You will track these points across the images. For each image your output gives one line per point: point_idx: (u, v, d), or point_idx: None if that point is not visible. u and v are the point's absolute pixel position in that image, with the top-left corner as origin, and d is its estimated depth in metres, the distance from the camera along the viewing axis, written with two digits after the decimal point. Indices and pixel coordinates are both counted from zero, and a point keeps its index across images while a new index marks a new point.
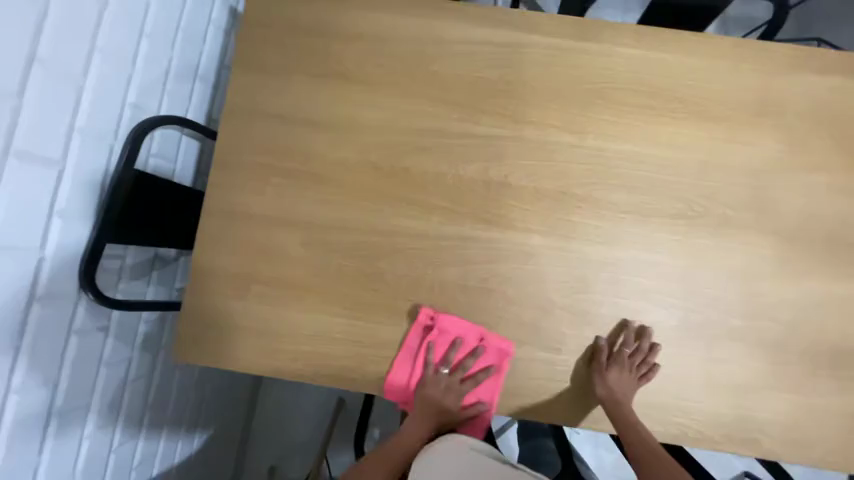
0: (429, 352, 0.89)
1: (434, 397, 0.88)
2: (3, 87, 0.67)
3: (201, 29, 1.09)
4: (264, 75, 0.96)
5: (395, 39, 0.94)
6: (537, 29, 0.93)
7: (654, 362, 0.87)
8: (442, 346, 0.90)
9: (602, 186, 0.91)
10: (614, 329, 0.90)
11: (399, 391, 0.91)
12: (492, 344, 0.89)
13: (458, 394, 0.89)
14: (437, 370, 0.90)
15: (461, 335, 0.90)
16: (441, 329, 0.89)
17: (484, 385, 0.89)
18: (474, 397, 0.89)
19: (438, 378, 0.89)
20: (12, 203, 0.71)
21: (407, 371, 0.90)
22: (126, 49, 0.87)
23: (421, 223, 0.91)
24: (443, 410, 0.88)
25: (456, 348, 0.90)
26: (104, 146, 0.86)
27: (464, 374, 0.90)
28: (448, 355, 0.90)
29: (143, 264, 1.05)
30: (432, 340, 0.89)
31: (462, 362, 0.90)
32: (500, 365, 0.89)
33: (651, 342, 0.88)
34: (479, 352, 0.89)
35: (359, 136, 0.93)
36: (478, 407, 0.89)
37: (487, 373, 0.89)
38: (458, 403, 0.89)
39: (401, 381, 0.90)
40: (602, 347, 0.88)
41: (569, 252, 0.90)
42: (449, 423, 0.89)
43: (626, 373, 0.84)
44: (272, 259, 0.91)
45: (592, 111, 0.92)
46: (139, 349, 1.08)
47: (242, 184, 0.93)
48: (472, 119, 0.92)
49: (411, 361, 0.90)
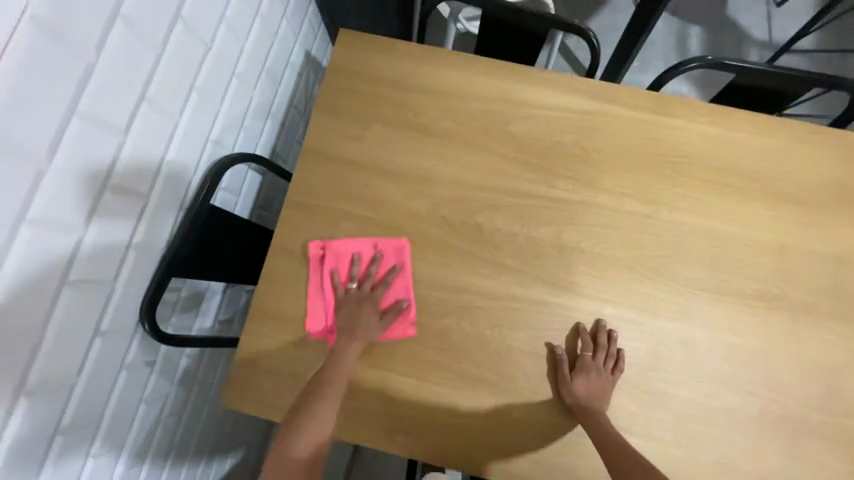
0: (333, 275, 0.89)
1: (352, 313, 0.87)
2: (113, 124, 0.68)
3: (279, 71, 1.15)
4: (343, 120, 0.97)
5: (476, 98, 0.97)
6: (615, 99, 0.96)
7: (616, 355, 0.84)
8: (343, 269, 0.90)
9: (678, 260, 0.89)
10: (569, 335, 0.87)
11: (322, 321, 0.88)
12: (387, 247, 0.91)
13: (374, 303, 0.88)
14: (347, 288, 0.89)
15: (356, 251, 0.91)
16: (335, 253, 0.90)
17: (395, 287, 0.89)
18: (392, 299, 0.89)
19: (349, 296, 0.88)
20: (98, 236, 0.70)
21: (323, 300, 0.89)
22: (217, 89, 0.91)
23: (492, 282, 0.89)
24: (363, 321, 0.86)
25: (356, 263, 0.90)
26: (184, 181, 0.87)
27: (373, 282, 0.89)
28: (351, 273, 0.90)
29: (196, 297, 1.03)
30: (331, 266, 0.90)
31: (367, 272, 0.90)
32: (403, 262, 0.90)
33: (609, 335, 0.85)
34: (378, 257, 0.90)
35: (433, 188, 0.93)
36: (400, 305, 0.87)
37: (395, 273, 0.89)
38: (376, 310, 0.87)
39: (321, 310, 0.89)
40: (560, 357, 0.84)
41: (643, 326, 0.86)
42: (374, 333, 0.86)
43: (592, 379, 0.82)
44: (334, 307, 0.89)
45: (668, 183, 0.92)
46: (177, 384, 1.03)
47: (311, 227, 0.92)
48: (547, 182, 0.93)
49: (322, 293, 0.89)
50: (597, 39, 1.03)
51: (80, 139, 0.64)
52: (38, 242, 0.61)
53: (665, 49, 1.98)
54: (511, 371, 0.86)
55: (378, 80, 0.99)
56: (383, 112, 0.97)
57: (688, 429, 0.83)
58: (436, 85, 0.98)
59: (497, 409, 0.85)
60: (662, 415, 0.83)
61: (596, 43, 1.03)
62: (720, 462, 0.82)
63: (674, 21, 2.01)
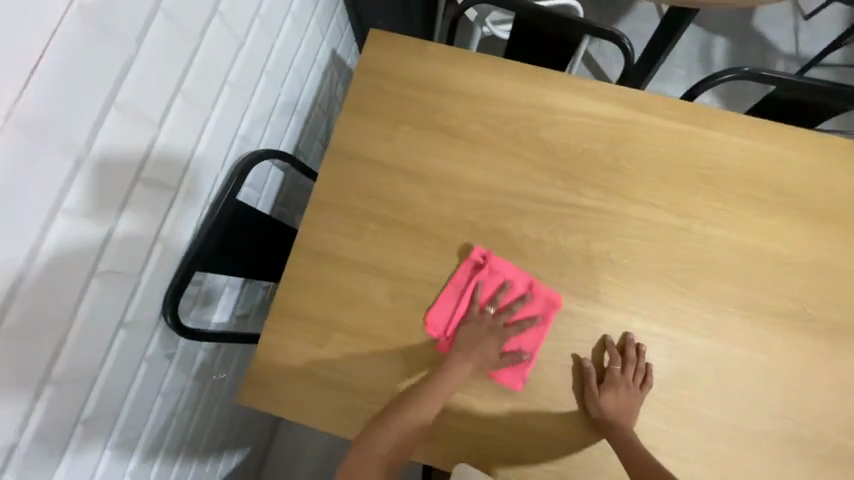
0: (479, 289, 0.87)
1: (477, 335, 0.85)
2: (148, 116, 0.68)
3: (307, 68, 1.15)
4: (371, 119, 0.96)
5: (506, 103, 0.96)
6: (648, 108, 0.94)
7: (645, 370, 0.82)
8: (490, 287, 0.88)
9: (708, 275, 0.87)
10: (597, 347, 0.85)
11: (442, 324, 0.87)
12: (541, 294, 0.87)
13: (500, 338, 0.85)
14: (482, 310, 0.87)
15: (511, 280, 0.88)
16: (491, 268, 0.88)
17: (528, 336, 0.85)
18: (516, 345, 0.85)
19: (483, 318, 0.87)
20: (129, 227, 0.70)
21: (451, 306, 0.88)
22: (248, 84, 0.91)
23: (517, 290, 0.87)
24: (484, 349, 0.84)
25: (505, 290, 0.87)
26: (212, 175, 0.87)
27: (509, 318, 0.87)
28: (494, 296, 0.88)
29: (216, 290, 1.04)
30: (480, 279, 0.88)
31: (509, 306, 0.87)
32: (546, 316, 0.86)
33: (637, 350, 0.83)
34: (527, 297, 0.86)
35: (460, 192, 0.92)
36: (521, 356, 0.83)
37: (533, 323, 0.85)
38: (500, 346, 0.85)
39: (444, 314, 0.87)
40: (589, 369, 0.83)
41: (670, 340, 0.84)
42: (488, 364, 0.84)
43: (621, 394, 0.80)
44: (356, 308, 0.88)
45: (700, 196, 0.90)
46: (193, 378, 1.03)
47: (336, 226, 0.92)
48: (576, 189, 0.91)
49: (455, 297, 0.88)
50: (631, 45, 1.02)
51: (118, 129, 0.64)
52: (72, 230, 0.61)
53: (689, 59, 1.95)
54: (533, 381, 0.84)
55: (407, 81, 0.98)
56: (412, 113, 0.96)
57: (715, 450, 0.80)
58: (466, 88, 0.97)
59: (517, 419, 0.83)
60: (689, 433, 0.81)
61: (629, 50, 1.02)
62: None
63: (699, 32, 1.98)
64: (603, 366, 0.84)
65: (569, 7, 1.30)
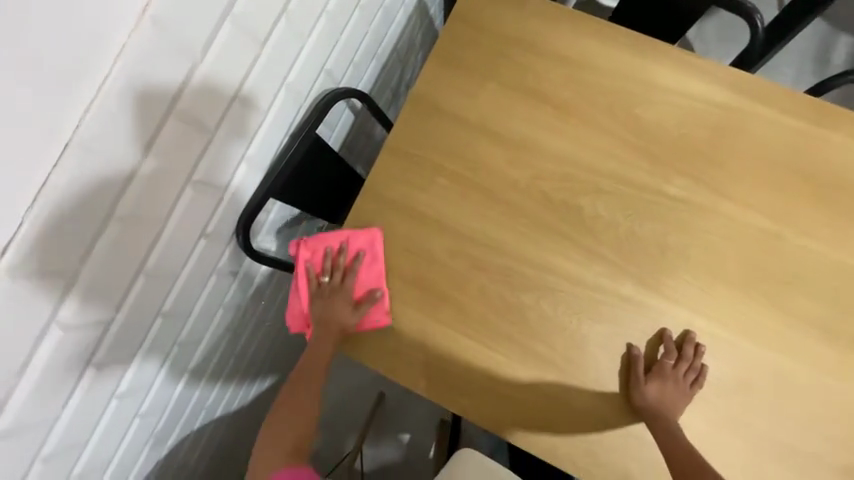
0: (308, 267, 0.88)
1: (323, 307, 0.86)
2: (256, 33, 0.69)
3: (395, 11, 1.12)
4: (459, 71, 0.93)
5: (603, 73, 0.90)
6: (764, 99, 0.86)
7: (700, 369, 0.79)
8: (316, 260, 0.88)
9: (792, 289, 0.81)
10: (651, 338, 0.83)
11: (300, 314, 0.89)
12: (359, 240, 0.89)
13: (346, 294, 0.87)
14: (320, 281, 0.88)
15: (331, 243, 0.89)
16: (309, 246, 0.88)
17: (366, 275, 0.89)
18: (365, 290, 0.88)
19: (322, 289, 0.87)
20: (223, 143, 0.73)
21: (299, 297, 0.89)
22: (342, 17, 0.90)
23: (580, 269, 0.85)
24: (337, 314, 0.86)
25: (327, 255, 0.88)
26: (297, 104, 0.87)
27: (343, 273, 0.88)
28: (324, 265, 0.88)
29: (280, 221, 1.07)
30: (306, 258, 0.88)
31: (335, 264, 0.88)
32: (367, 249, 0.89)
33: (695, 349, 0.80)
34: (345, 248, 0.88)
35: (538, 160, 0.89)
36: (373, 295, 0.87)
37: (360, 260, 0.88)
38: (350, 299, 0.87)
39: (300, 303, 0.89)
40: (638, 357, 0.81)
41: (736, 347, 0.80)
42: (347, 322, 0.86)
43: (671, 387, 0.79)
44: (416, 259, 0.89)
45: (803, 202, 0.83)
46: (249, 298, 1.09)
47: (407, 175, 0.92)
48: (663, 175, 0.86)
49: (300, 282, 0.88)
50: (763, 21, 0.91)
51: (228, 41, 0.65)
52: (178, 134, 0.64)
53: (802, 57, 1.72)
54: (582, 361, 0.83)
55: (502, 36, 0.93)
56: (502, 72, 0.92)
57: (761, 463, 0.78)
58: (564, 51, 0.91)
59: (557, 395, 0.83)
60: (735, 441, 0.79)
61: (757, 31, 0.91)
62: None
63: (821, 28, 1.74)
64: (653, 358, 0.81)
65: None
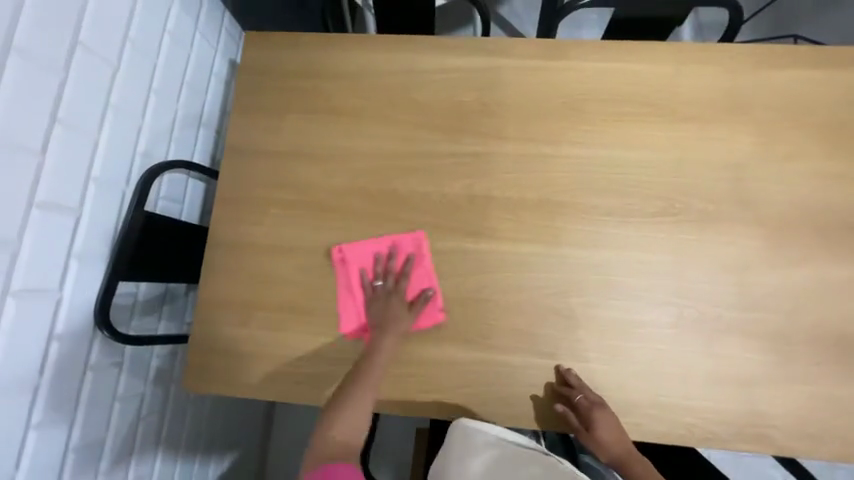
0: (361, 274, 0.95)
1: (382, 307, 0.93)
2: (27, 146, 0.76)
3: (204, 82, 1.20)
4: (260, 114, 1.04)
5: (379, 74, 1.03)
6: (509, 52, 1.02)
7: (593, 395, 0.85)
8: (368, 267, 0.95)
9: (581, 193, 0.94)
10: (555, 380, 0.89)
11: (354, 321, 0.94)
12: (405, 244, 0.95)
13: (400, 295, 0.93)
14: (373, 286, 0.94)
15: (378, 250, 0.96)
16: (349, 257, 0.96)
17: (417, 276, 0.94)
18: (416, 291, 0.94)
19: (377, 293, 0.94)
20: (34, 249, 0.79)
21: (352, 303, 0.94)
22: (136, 105, 0.98)
23: (412, 240, 0.95)
24: (392, 314, 0.92)
25: (379, 261, 0.95)
26: (115, 192, 0.94)
27: (395, 276, 0.94)
28: (375, 270, 0.95)
29: (155, 299, 1.10)
30: (357, 266, 0.95)
31: (395, 270, 0.95)
32: (418, 253, 0.95)
33: (578, 380, 0.86)
34: (396, 252, 0.95)
35: (349, 163, 1.00)
36: (426, 294, 0.92)
37: (410, 262, 0.94)
38: (403, 300, 0.93)
39: (352, 312, 0.94)
40: (563, 410, 0.85)
41: (555, 256, 0.92)
42: (404, 320, 0.91)
43: (600, 421, 0.83)
44: (273, 285, 0.96)
45: (565, 121, 0.98)
46: (152, 383, 1.10)
47: (244, 216, 0.99)
48: (452, 139, 0.99)
49: (350, 293, 0.95)
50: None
51: None
52: None
53: None
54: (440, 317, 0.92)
55: (286, 73, 1.05)
56: (296, 101, 1.04)
57: (609, 345, 0.89)
58: (342, 67, 1.04)
59: (431, 356, 0.91)
60: (581, 334, 0.89)
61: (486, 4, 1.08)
62: (644, 371, 0.87)
63: None
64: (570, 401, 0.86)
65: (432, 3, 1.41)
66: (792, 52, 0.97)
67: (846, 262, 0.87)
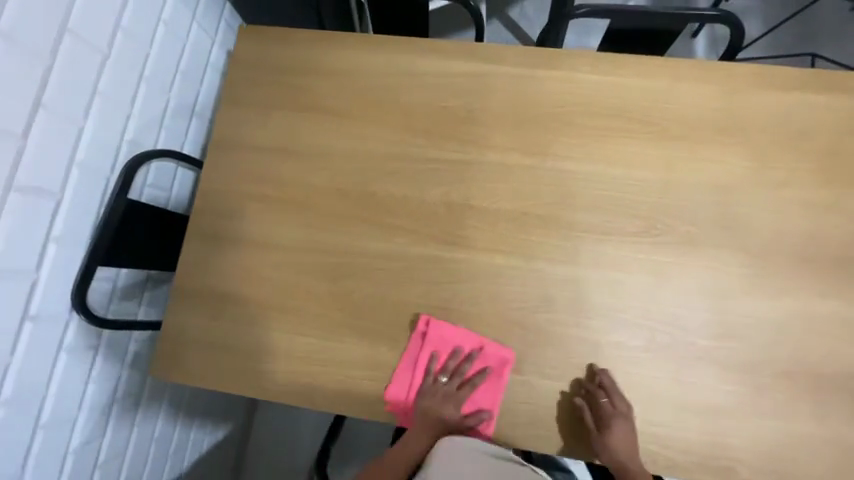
0: (430, 360, 0.89)
1: (435, 406, 0.87)
2: (8, 130, 0.78)
3: (198, 72, 1.21)
4: (247, 108, 1.04)
5: (367, 74, 1.02)
6: (500, 58, 0.99)
7: (617, 399, 0.83)
8: (442, 355, 0.90)
9: (562, 208, 0.93)
10: (586, 376, 0.87)
11: (400, 404, 0.90)
12: (491, 355, 0.89)
13: (460, 400, 0.88)
14: (437, 379, 0.89)
15: (460, 345, 0.90)
16: (439, 337, 0.90)
17: (482, 395, 0.88)
18: (474, 406, 0.88)
19: (438, 389, 0.88)
20: (11, 231, 0.80)
21: (404, 384, 0.90)
22: (124, 93, 0.99)
23: (387, 245, 0.95)
24: (443, 417, 0.87)
25: (455, 356, 0.89)
26: (99, 179, 0.95)
27: (461, 380, 0.89)
28: (447, 364, 0.90)
29: (136, 285, 1.11)
30: (431, 347, 0.89)
31: (463, 371, 0.89)
32: (496, 368, 0.88)
33: (608, 381, 0.84)
34: (477, 356, 0.89)
35: (330, 163, 0.99)
36: (481, 416, 0.86)
37: (485, 376, 0.88)
38: (461, 410, 0.87)
39: (398, 394, 0.90)
40: (584, 408, 0.84)
41: (529, 270, 0.91)
42: (452, 429, 0.86)
43: (616, 427, 0.81)
44: (247, 280, 0.97)
45: (551, 133, 0.96)
46: (129, 367, 1.12)
47: (224, 209, 1.00)
48: (435, 145, 0.98)
49: (410, 371, 0.90)
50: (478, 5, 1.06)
51: None
52: None
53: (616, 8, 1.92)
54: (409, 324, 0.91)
55: (275, 69, 1.05)
56: (284, 97, 1.03)
57: (577, 364, 0.87)
58: (330, 65, 1.03)
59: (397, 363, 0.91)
60: (549, 351, 0.88)
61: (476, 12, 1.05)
62: None
63: None
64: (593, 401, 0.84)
65: (431, 4, 1.39)
66: (792, 75, 0.93)
67: (826, 297, 0.85)
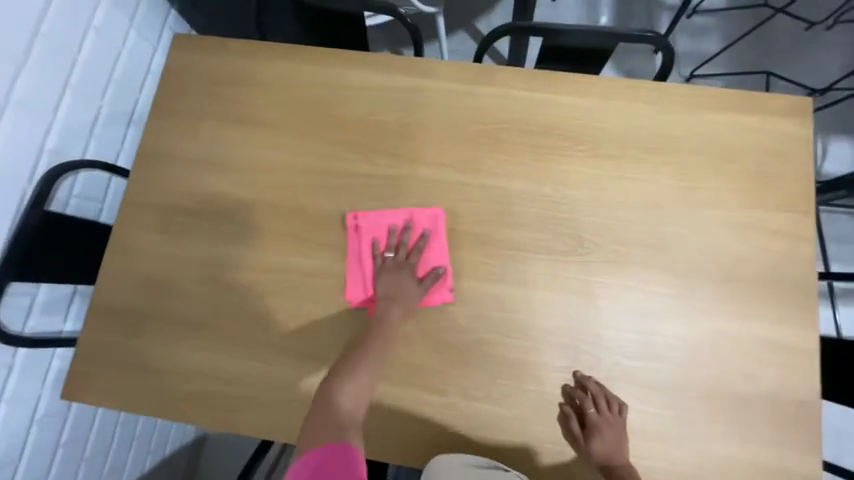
0: (372, 244, 0.91)
1: (391, 283, 0.89)
2: None
3: (136, 79, 1.18)
4: (176, 118, 1.01)
5: (300, 86, 1.00)
6: (433, 72, 0.98)
7: (606, 404, 0.81)
8: (380, 239, 0.92)
9: (492, 225, 0.91)
10: (572, 385, 0.84)
11: (359, 292, 0.90)
12: (423, 219, 0.92)
13: (412, 270, 0.90)
14: (384, 257, 0.91)
15: (398, 226, 0.93)
16: (367, 229, 0.93)
17: (431, 252, 0.91)
18: (427, 266, 0.90)
19: (386, 265, 0.90)
20: None
21: (360, 278, 0.91)
22: (45, 101, 0.95)
23: (313, 261, 0.92)
24: (401, 289, 0.88)
25: (393, 234, 0.92)
26: (13, 189, 0.91)
27: (407, 250, 0.91)
28: (389, 243, 0.92)
29: (60, 300, 1.07)
30: (370, 237, 0.92)
31: (404, 242, 0.91)
32: (435, 228, 0.92)
33: (595, 387, 0.82)
34: (411, 225, 0.92)
35: (259, 175, 0.97)
36: (436, 270, 0.89)
37: (425, 238, 0.91)
38: (413, 275, 0.89)
39: (358, 287, 0.90)
40: (571, 416, 0.82)
41: (457, 288, 0.89)
42: (411, 293, 0.88)
43: (603, 433, 0.79)
44: (168, 297, 0.93)
45: (483, 149, 0.95)
46: (51, 385, 1.08)
47: (149, 223, 0.97)
48: (366, 159, 0.96)
49: (359, 266, 0.91)
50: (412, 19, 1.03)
51: None
52: None
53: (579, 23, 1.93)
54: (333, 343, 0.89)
55: (207, 78, 1.02)
56: (214, 108, 1.01)
57: (501, 385, 0.85)
58: (263, 76, 1.01)
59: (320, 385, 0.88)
60: (475, 372, 0.86)
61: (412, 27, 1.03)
62: (533, 414, 0.84)
63: None
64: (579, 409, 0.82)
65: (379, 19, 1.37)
66: (721, 95, 0.94)
67: (748, 317, 0.85)
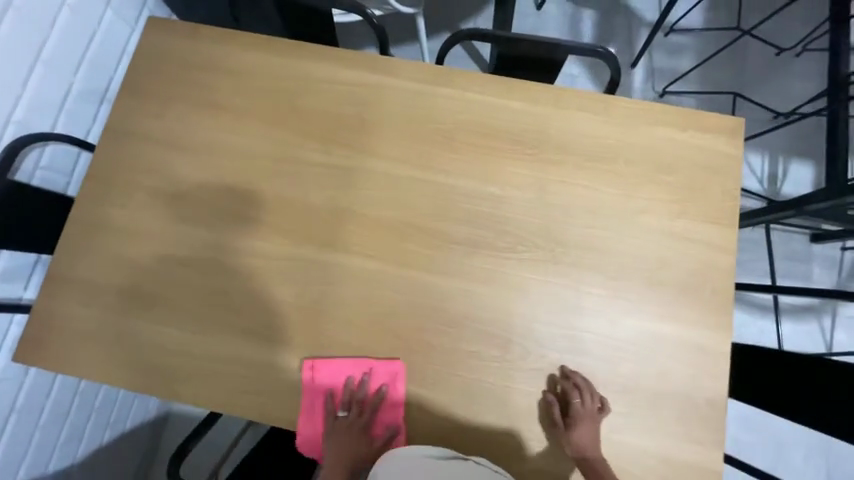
0: (327, 402, 0.90)
1: (339, 442, 0.88)
2: None
3: (111, 58, 1.21)
4: (145, 99, 1.04)
5: (266, 76, 1.04)
6: (395, 71, 1.03)
7: (589, 395, 0.86)
8: (337, 391, 0.91)
9: (439, 220, 0.97)
10: (559, 376, 0.90)
11: (309, 442, 0.91)
12: (381, 372, 0.91)
13: (362, 426, 0.89)
14: (337, 414, 0.90)
15: (349, 379, 0.91)
16: (322, 379, 0.91)
17: (386, 410, 0.90)
18: (381, 426, 0.90)
19: (340, 425, 0.89)
20: None
21: (311, 421, 0.90)
22: (15, 73, 0.98)
23: (267, 243, 0.96)
24: (351, 445, 0.88)
25: (348, 387, 0.90)
26: None
27: (361, 406, 0.90)
28: (342, 398, 0.90)
29: (20, 267, 1.09)
30: (326, 389, 0.91)
31: (357, 398, 0.90)
32: (390, 383, 0.90)
33: (581, 379, 0.87)
34: (368, 380, 0.90)
35: (220, 159, 1.01)
36: (389, 436, 0.88)
37: (381, 395, 0.89)
38: (367, 435, 0.89)
39: (308, 432, 0.90)
40: (555, 405, 0.86)
41: (401, 277, 0.94)
42: (361, 453, 0.87)
43: (584, 422, 0.84)
44: (124, 270, 0.97)
45: (436, 147, 1.00)
46: (8, 350, 1.11)
47: (110, 198, 1.00)
48: (325, 150, 1.00)
49: (310, 411, 0.91)
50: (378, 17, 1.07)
51: None
52: None
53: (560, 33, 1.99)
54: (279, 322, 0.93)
55: (177, 62, 1.06)
56: (182, 91, 1.04)
57: (436, 371, 0.91)
58: (231, 64, 1.05)
59: (263, 360, 0.92)
60: (412, 357, 0.91)
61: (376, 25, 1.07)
62: (464, 400, 0.90)
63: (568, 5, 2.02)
64: (564, 398, 0.87)
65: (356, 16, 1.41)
66: (662, 111, 1.00)
67: (670, 320, 0.92)
